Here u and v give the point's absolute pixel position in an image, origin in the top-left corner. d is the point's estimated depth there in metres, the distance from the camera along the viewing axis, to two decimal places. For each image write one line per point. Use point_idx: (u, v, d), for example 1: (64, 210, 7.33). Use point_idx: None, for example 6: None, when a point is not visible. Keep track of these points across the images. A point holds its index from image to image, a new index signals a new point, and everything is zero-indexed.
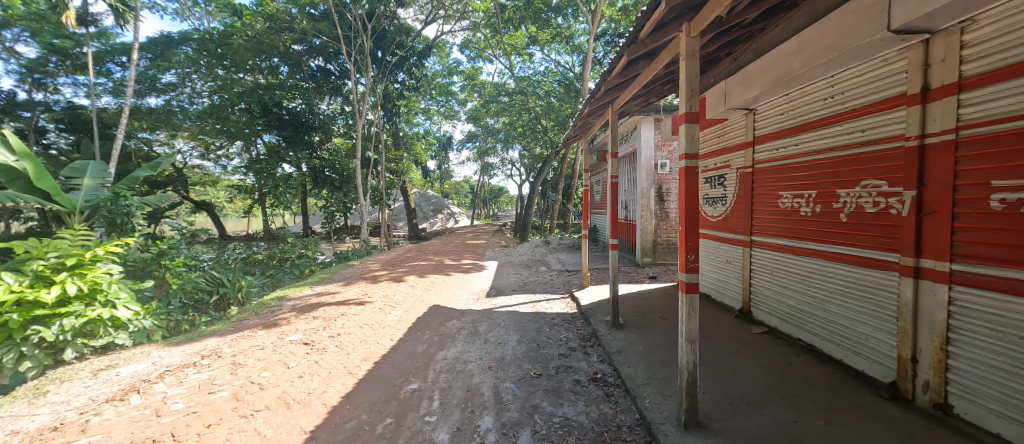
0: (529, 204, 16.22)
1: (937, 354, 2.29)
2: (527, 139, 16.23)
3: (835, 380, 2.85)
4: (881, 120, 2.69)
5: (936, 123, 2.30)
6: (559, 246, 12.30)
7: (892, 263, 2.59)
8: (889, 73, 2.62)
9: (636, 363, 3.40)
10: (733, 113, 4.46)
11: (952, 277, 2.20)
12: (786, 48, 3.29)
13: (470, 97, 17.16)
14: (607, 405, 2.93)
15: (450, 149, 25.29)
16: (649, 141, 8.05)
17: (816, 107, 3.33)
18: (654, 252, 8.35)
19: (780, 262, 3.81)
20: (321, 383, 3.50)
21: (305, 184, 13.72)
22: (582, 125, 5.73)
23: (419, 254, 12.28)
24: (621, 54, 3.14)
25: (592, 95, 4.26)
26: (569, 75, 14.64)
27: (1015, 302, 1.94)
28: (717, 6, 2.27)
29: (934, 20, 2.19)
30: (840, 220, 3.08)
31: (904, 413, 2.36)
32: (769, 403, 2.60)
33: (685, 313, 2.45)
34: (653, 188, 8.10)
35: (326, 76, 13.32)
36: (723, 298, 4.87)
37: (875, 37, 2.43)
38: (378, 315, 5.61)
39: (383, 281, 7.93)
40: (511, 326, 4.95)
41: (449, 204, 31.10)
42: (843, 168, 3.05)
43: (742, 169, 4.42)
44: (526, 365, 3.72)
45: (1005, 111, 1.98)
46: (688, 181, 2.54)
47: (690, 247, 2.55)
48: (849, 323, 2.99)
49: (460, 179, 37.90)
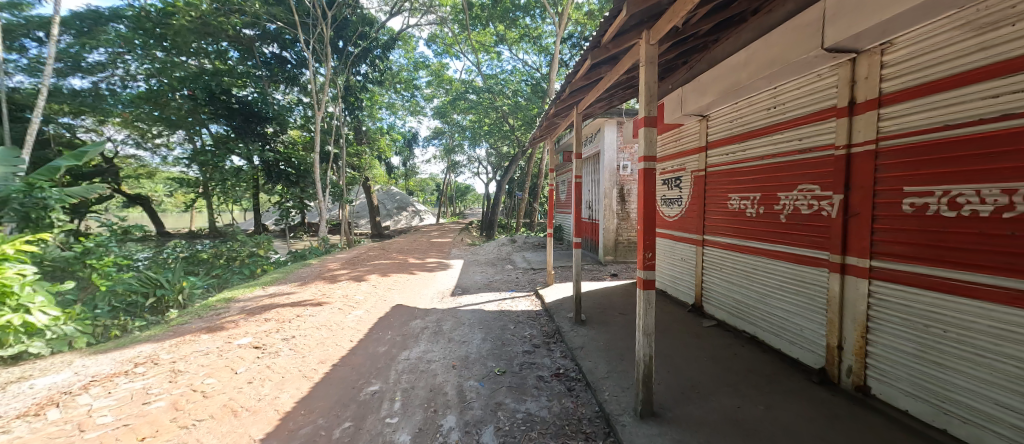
0: (495, 202, 16.27)
1: (859, 342, 2.57)
2: (493, 137, 16.25)
3: (774, 368, 3.10)
4: (815, 130, 2.96)
5: (860, 134, 2.56)
6: (525, 245, 12.40)
7: (823, 260, 2.86)
8: (822, 87, 2.89)
9: (597, 358, 3.52)
10: (689, 119, 4.71)
11: (872, 273, 2.47)
12: (736, 59, 3.54)
13: (436, 93, 16.87)
14: (568, 399, 3.02)
15: (416, 145, 24.70)
16: (612, 143, 8.33)
17: (760, 116, 3.60)
18: (616, 251, 8.65)
19: (729, 260, 4.06)
20: (273, 389, 3.31)
21: (257, 178, 12.91)
22: (548, 125, 5.80)
23: (382, 252, 11.93)
24: (585, 57, 3.22)
25: (558, 97, 4.35)
26: (536, 75, 14.93)
27: (921, 294, 2.20)
28: (675, 15, 2.36)
29: (860, 41, 2.43)
30: (780, 220, 3.35)
31: (831, 395, 2.62)
32: (716, 391, 2.79)
33: (642, 308, 2.56)
34: (615, 189, 8.40)
35: (281, 65, 12.73)
36: (679, 294, 5.13)
37: (811, 54, 2.67)
38: (337, 315, 5.40)
39: (343, 281, 7.64)
40: (476, 324, 4.93)
41: (414, 202, 30.45)
42: (783, 172, 3.31)
43: (696, 171, 4.68)
44: (491, 363, 3.73)
45: (917, 125, 2.22)
46: (647, 182, 2.64)
47: (647, 245, 2.66)
48: (786, 315, 3.26)
49: (425, 176, 37.32)
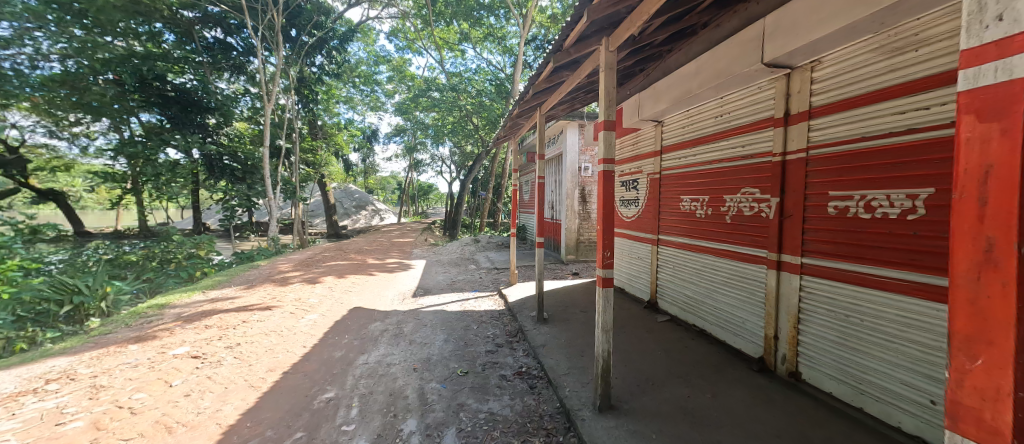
0: (459, 201, 16.13)
1: (792, 332, 2.83)
2: (457, 136, 16.03)
3: (720, 358, 3.33)
4: (755, 138, 3.22)
5: (793, 143, 2.82)
6: (489, 245, 12.38)
7: (762, 258, 3.12)
8: (762, 99, 3.15)
9: (558, 355, 3.59)
10: (645, 124, 4.93)
11: (803, 269, 2.74)
12: (688, 69, 3.76)
13: (397, 88, 16.38)
14: (530, 397, 3.06)
15: (376, 142, 23.84)
16: (573, 145, 8.54)
17: (708, 124, 3.85)
18: (577, 250, 8.87)
19: (681, 258, 4.30)
20: (214, 401, 3.07)
21: (197, 173, 11.87)
22: (512, 125, 5.83)
23: (339, 253, 11.42)
24: (548, 60, 3.27)
25: (522, 98, 4.38)
26: (500, 76, 14.95)
27: (844, 287, 2.46)
28: (632, 24, 2.46)
29: (793, 58, 2.68)
30: (725, 221, 3.59)
31: (768, 382, 2.86)
32: (669, 382, 2.95)
33: (601, 305, 2.64)
34: (576, 189, 8.62)
35: (225, 52, 11.78)
36: (635, 291, 5.36)
37: (752, 68, 2.90)
38: (288, 320, 5.10)
39: (296, 284, 7.22)
40: (438, 325, 4.86)
41: (374, 201, 29.39)
42: (728, 177, 3.56)
43: (651, 174, 4.92)
44: (453, 364, 3.69)
45: (841, 136, 2.48)
46: (605, 184, 2.74)
47: (606, 244, 2.76)
48: (730, 309, 3.51)
49: (386, 174, 36.23)
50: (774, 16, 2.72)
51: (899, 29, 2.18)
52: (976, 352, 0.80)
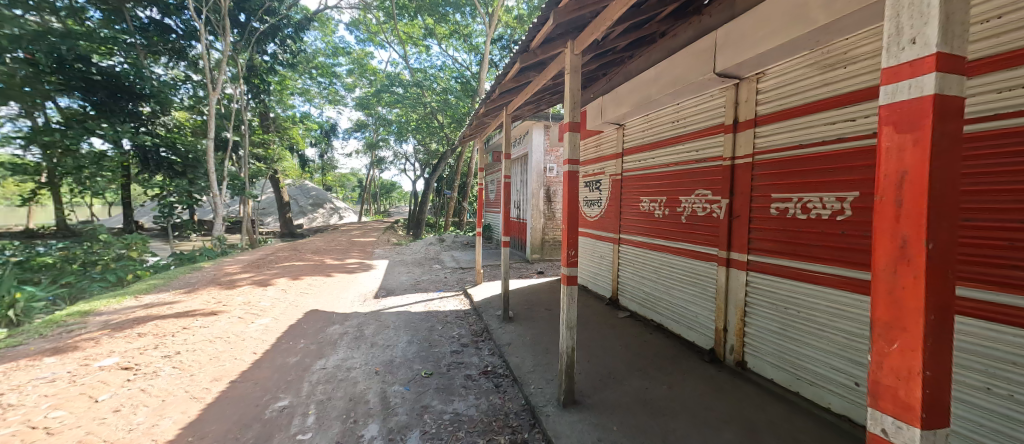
0: (423, 200, 15.84)
1: (739, 324, 3.05)
2: (422, 133, 15.68)
3: (676, 350, 3.52)
4: (707, 142, 3.43)
5: (741, 149, 3.04)
6: (454, 244, 12.24)
7: (713, 256, 3.33)
8: (714, 107, 3.36)
9: (524, 353, 3.63)
10: (608, 127, 5.09)
11: (749, 265, 2.96)
12: (647, 75, 3.94)
13: (358, 82, 15.75)
14: (495, 396, 3.07)
15: (335, 137, 22.80)
16: (539, 146, 8.65)
17: (665, 128, 4.05)
18: (542, 249, 8.98)
19: (640, 256, 4.49)
20: (149, 415, 2.80)
21: (128, 166, 10.78)
22: (478, 124, 5.80)
23: (294, 253, 10.81)
24: (514, 60, 3.29)
25: (488, 96, 4.37)
26: (466, 74, 14.84)
27: (785, 282, 2.68)
28: (596, 30, 2.53)
29: (741, 69, 2.89)
30: (681, 221, 3.79)
31: (718, 371, 3.06)
32: (629, 376, 3.07)
33: (566, 303, 2.70)
34: (542, 189, 8.74)
35: (162, 34, 10.77)
36: (598, 288, 5.52)
37: (705, 77, 3.09)
38: (237, 325, 4.76)
39: (244, 286, 6.75)
40: (402, 326, 4.74)
41: (332, 199, 28.10)
42: (683, 179, 3.76)
43: (614, 175, 5.09)
44: (417, 366, 3.62)
45: (782, 143, 2.71)
46: (570, 184, 2.80)
47: (570, 243, 2.83)
48: (684, 303, 3.71)
49: (345, 171, 34.78)
50: (724, 29, 2.91)
51: (831, 47, 2.40)
52: (893, 335, 0.89)
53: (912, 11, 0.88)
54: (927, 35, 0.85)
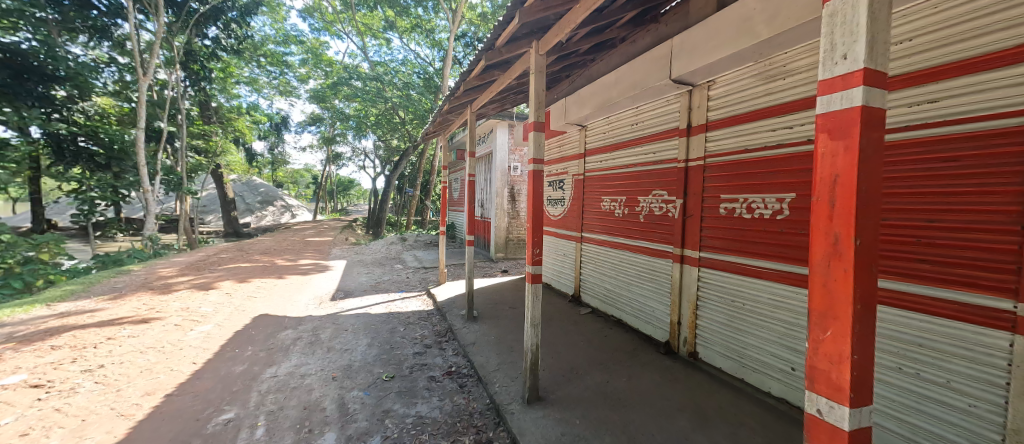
0: (384, 198, 15.33)
1: (691, 317, 3.24)
2: (382, 129, 15.14)
3: (634, 344, 3.67)
4: (663, 145, 3.61)
5: (694, 152, 3.22)
6: (416, 244, 11.96)
7: (668, 253, 3.51)
8: (669, 111, 3.54)
9: (488, 352, 3.62)
10: (571, 128, 5.20)
11: (701, 262, 3.14)
12: (608, 78, 4.06)
13: (313, 74, 14.93)
14: (460, 396, 3.04)
15: (286, 130, 21.42)
16: (503, 145, 8.67)
17: (625, 130, 4.20)
18: (507, 248, 9.01)
19: (601, 254, 4.63)
20: (66, 438, 2.49)
21: (38, 156, 9.49)
22: (441, 121, 5.70)
23: (240, 254, 10.04)
24: (479, 57, 3.26)
25: (452, 93, 4.30)
26: (428, 70, 14.56)
27: (732, 277, 2.87)
28: (560, 31, 2.56)
29: (694, 76, 3.06)
30: (638, 219, 3.95)
31: (673, 363, 3.23)
32: (590, 370, 3.17)
33: (531, 300, 2.73)
34: (506, 188, 8.76)
35: (80, 9, 9.48)
36: (561, 285, 5.63)
37: (663, 82, 3.25)
38: (173, 333, 4.34)
39: (182, 291, 6.17)
40: (361, 329, 4.56)
41: (284, 196, 26.46)
42: (641, 179, 3.93)
43: (576, 175, 5.21)
44: (378, 369, 3.50)
45: (731, 148, 2.90)
46: (534, 183, 2.84)
47: (535, 242, 2.85)
48: (642, 299, 3.87)
49: (298, 167, 32.86)
50: (679, 37, 3.07)
51: (773, 60, 2.60)
52: (827, 324, 0.98)
53: (843, 30, 0.97)
54: (857, 51, 0.94)
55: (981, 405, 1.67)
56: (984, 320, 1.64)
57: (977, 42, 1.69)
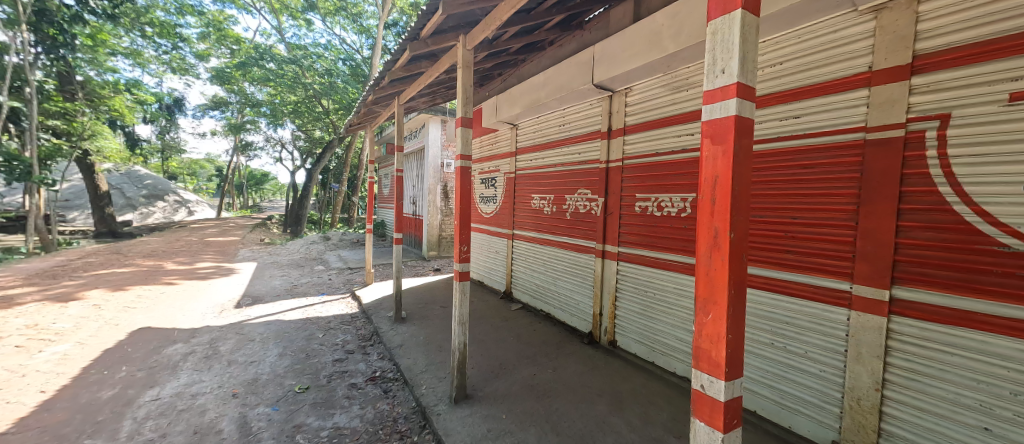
0: (304, 194, 14.06)
1: (611, 307, 3.47)
2: (302, 118, 13.84)
3: (561, 336, 3.83)
4: (587, 147, 3.80)
5: (614, 154, 3.45)
6: (341, 243, 11.16)
7: (591, 248, 3.72)
8: (591, 114, 3.74)
9: (416, 353, 3.50)
10: (502, 126, 5.24)
11: (619, 256, 3.38)
12: (537, 79, 4.17)
13: (215, 50, 13.09)
14: (384, 402, 2.90)
15: (180, 113, 18.47)
16: (435, 141, 8.47)
17: (553, 131, 4.34)
18: (439, 246, 8.83)
19: (531, 251, 4.74)
20: None
21: None
22: (367, 112, 5.37)
23: (117, 258, 8.47)
24: (404, 47, 3.11)
25: (376, 83, 4.06)
26: (356, 58, 13.69)
27: (646, 270, 3.13)
28: (487, 28, 2.54)
29: (614, 83, 3.27)
30: (565, 217, 4.12)
31: (595, 352, 3.43)
32: (518, 364, 3.23)
33: (458, 298, 2.69)
34: (439, 185, 8.56)
35: None
36: (493, 282, 5.67)
37: (586, 86, 3.42)
38: (14, 357, 3.51)
39: (29, 304, 5.02)
40: (272, 338, 4.12)
41: (178, 189, 22.90)
42: (567, 179, 4.10)
43: (507, 173, 5.27)
44: (289, 381, 3.19)
45: (645, 151, 3.15)
46: (462, 180, 2.79)
47: (463, 239, 2.82)
48: (568, 293, 4.05)
49: (196, 156, 28.61)
50: (600, 45, 3.26)
51: (679, 73, 2.88)
52: (709, 309, 1.10)
53: (722, 48, 1.09)
54: (732, 67, 1.06)
55: (829, 370, 2.01)
56: (830, 299, 1.99)
57: (827, 70, 2.03)
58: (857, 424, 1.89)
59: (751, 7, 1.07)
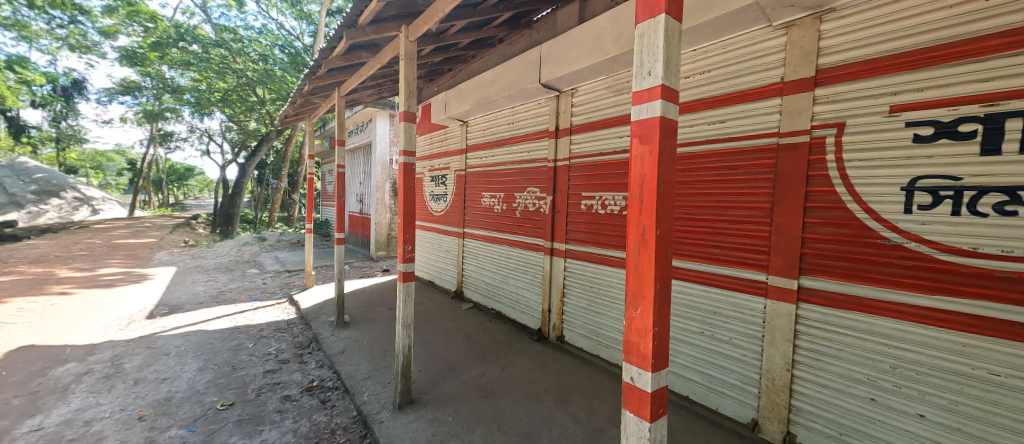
0: (236, 190, 12.84)
1: (559, 303, 3.54)
2: (232, 107, 12.61)
3: (511, 334, 3.84)
4: (536, 145, 3.84)
5: (562, 152, 3.51)
6: (279, 244, 10.34)
7: (540, 246, 3.77)
8: (540, 113, 3.78)
9: (358, 359, 3.32)
10: (452, 122, 5.14)
11: (567, 253, 3.45)
12: (486, 76, 4.13)
13: (124, 27, 11.51)
14: (321, 413, 2.71)
15: (80, 97, 16.03)
16: (383, 136, 8.11)
17: (502, 128, 4.33)
18: (388, 246, 8.48)
19: (482, 249, 4.70)
20: None
21: None
22: (304, 103, 4.99)
23: None
24: (341, 34, 2.91)
25: (312, 72, 3.77)
26: (295, 45, 12.73)
27: (591, 266, 3.23)
28: (429, 19, 2.45)
29: (560, 83, 3.32)
30: (515, 215, 4.13)
31: (544, 348, 3.48)
32: (467, 365, 3.18)
33: (402, 300, 2.59)
34: (387, 182, 8.22)
35: None
36: (444, 282, 5.55)
37: (534, 85, 3.45)
38: None
39: None
40: (192, 351, 3.70)
41: (79, 185, 19.89)
42: (517, 177, 4.11)
43: (458, 171, 5.18)
44: (211, 398, 2.87)
45: (590, 150, 3.24)
46: (406, 176, 2.68)
47: (407, 238, 2.71)
48: (518, 290, 4.07)
49: (103, 146, 25.02)
50: (546, 45, 3.30)
51: (620, 76, 2.99)
52: (637, 303, 1.13)
53: (648, 51, 1.13)
54: (657, 69, 1.10)
55: (748, 354, 2.20)
56: (750, 290, 2.17)
57: (747, 79, 2.20)
58: (772, 401, 2.08)
59: (674, 13, 1.11)
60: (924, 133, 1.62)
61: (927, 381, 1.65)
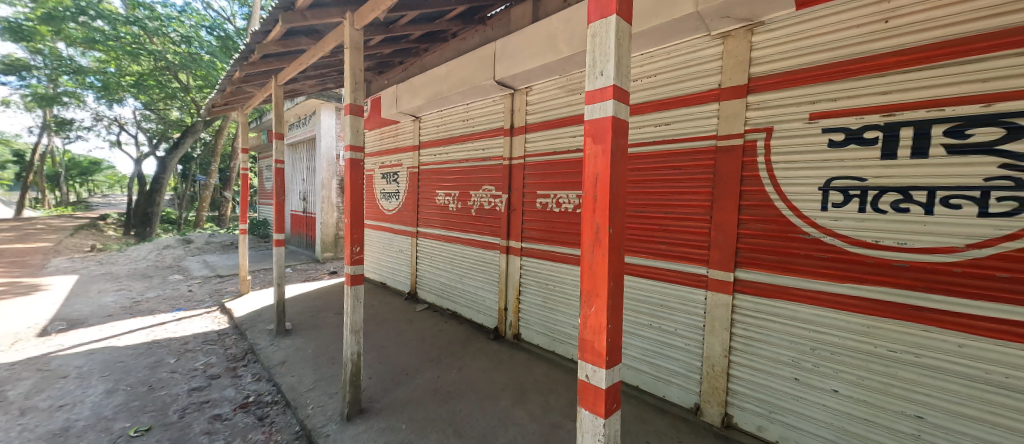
0: (156, 187, 11.41)
1: (515, 301, 3.55)
2: (149, 94, 11.18)
3: (467, 334, 3.78)
4: (491, 143, 3.80)
5: (517, 150, 3.50)
6: (209, 246, 9.35)
7: (495, 245, 3.74)
8: (494, 111, 3.75)
9: (301, 369, 3.09)
10: (404, 118, 4.94)
11: (522, 251, 3.46)
12: (439, 70, 4.02)
13: None
14: (257, 431, 2.48)
15: None
16: (329, 130, 7.63)
17: (456, 125, 4.23)
18: (336, 247, 8.00)
19: (436, 249, 4.59)
20: None
21: None
22: (236, 91, 4.53)
23: None
24: (277, 17, 2.66)
25: (244, 57, 3.42)
26: (226, 27, 11.55)
27: (546, 263, 3.26)
28: (376, 7, 2.32)
29: (514, 81, 3.31)
30: (470, 213, 4.07)
31: (501, 347, 3.46)
32: (421, 368, 3.08)
33: (350, 304, 2.43)
34: (334, 180, 7.74)
35: None
36: (396, 284, 5.34)
37: (488, 82, 3.41)
38: None
39: None
40: (98, 371, 3.22)
41: None
42: (471, 175, 4.05)
43: (410, 168, 5.00)
44: (121, 424, 2.51)
45: (544, 149, 3.26)
46: (352, 172, 2.52)
47: (354, 239, 2.54)
48: (474, 289, 4.02)
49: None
50: (501, 42, 3.27)
51: (573, 76, 3.04)
52: (591, 301, 1.15)
53: (599, 51, 1.14)
54: (609, 69, 1.11)
55: (691, 343, 2.34)
56: (692, 283, 2.31)
57: (689, 84, 2.33)
58: (711, 386, 2.23)
59: (625, 15, 1.13)
60: (837, 139, 1.82)
61: (840, 359, 1.85)
